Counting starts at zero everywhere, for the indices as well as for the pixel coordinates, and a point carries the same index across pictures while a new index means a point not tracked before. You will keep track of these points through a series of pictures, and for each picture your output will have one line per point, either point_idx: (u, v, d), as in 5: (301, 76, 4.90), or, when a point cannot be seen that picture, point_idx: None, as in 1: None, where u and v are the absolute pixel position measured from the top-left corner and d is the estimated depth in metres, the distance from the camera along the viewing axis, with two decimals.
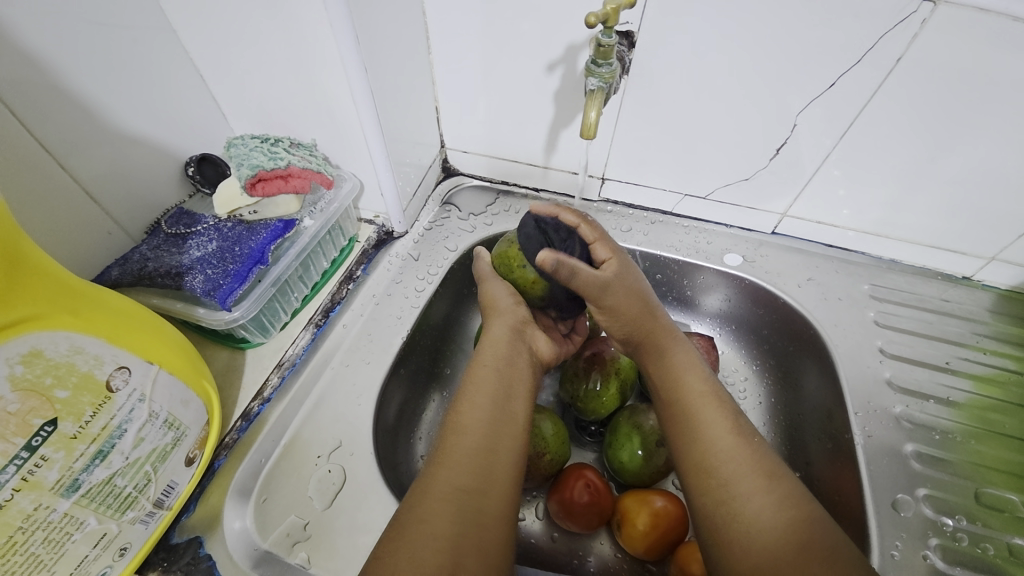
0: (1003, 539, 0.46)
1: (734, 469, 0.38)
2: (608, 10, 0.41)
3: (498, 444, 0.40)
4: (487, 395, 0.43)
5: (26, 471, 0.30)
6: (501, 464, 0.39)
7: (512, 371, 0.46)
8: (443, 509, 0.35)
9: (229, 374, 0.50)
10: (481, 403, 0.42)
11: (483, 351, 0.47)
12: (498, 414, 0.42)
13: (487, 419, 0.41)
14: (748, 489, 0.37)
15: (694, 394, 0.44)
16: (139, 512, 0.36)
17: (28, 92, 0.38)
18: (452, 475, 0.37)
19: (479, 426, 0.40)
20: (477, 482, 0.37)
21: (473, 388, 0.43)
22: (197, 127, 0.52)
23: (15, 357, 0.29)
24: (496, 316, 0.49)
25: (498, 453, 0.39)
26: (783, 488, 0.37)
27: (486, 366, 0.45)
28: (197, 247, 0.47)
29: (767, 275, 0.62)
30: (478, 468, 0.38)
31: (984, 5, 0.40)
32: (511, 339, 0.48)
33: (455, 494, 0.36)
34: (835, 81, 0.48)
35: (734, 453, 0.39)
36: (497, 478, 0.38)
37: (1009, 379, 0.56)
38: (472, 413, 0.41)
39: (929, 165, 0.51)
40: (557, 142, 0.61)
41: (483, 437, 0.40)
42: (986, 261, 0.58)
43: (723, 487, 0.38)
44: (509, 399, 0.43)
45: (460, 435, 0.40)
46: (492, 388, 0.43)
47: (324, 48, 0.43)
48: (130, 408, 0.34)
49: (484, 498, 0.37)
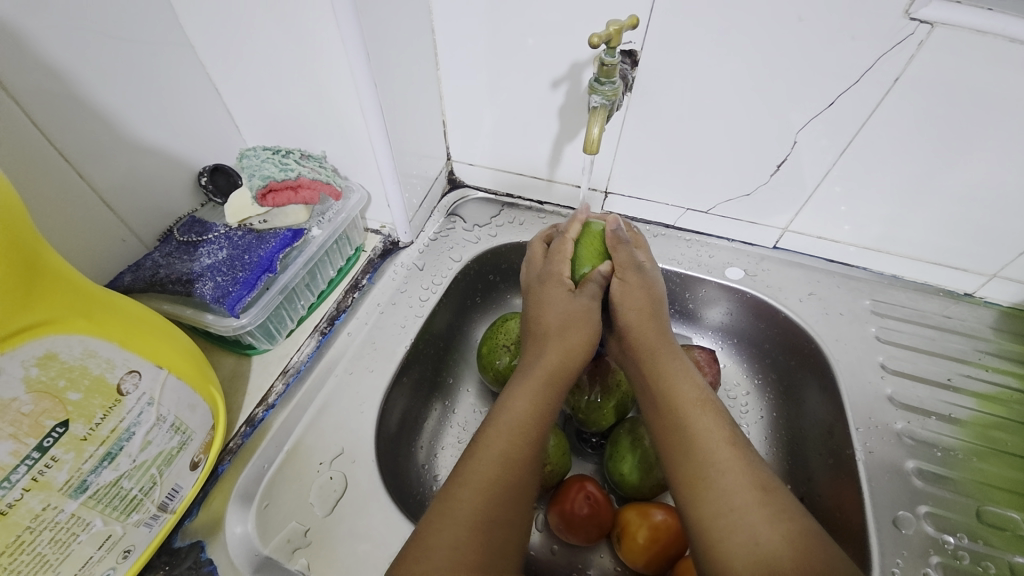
0: (1005, 558, 0.46)
1: (734, 481, 0.38)
2: (611, 30, 0.42)
3: (528, 471, 0.40)
4: (521, 416, 0.42)
5: (37, 471, 0.30)
6: (526, 495, 0.39)
7: (555, 390, 0.45)
8: (465, 535, 0.35)
9: (234, 380, 0.51)
10: (513, 426, 0.41)
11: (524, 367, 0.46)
12: (532, 437, 0.41)
13: (519, 444, 0.41)
14: (738, 505, 0.37)
15: (690, 410, 0.43)
16: (143, 514, 0.37)
17: (50, 103, 0.40)
18: (474, 501, 0.37)
19: (506, 451, 0.40)
20: (498, 511, 0.37)
21: (502, 410, 0.43)
22: (211, 139, 0.54)
23: (31, 360, 0.30)
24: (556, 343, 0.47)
25: (525, 481, 0.40)
26: (773, 502, 0.37)
27: (523, 383, 0.45)
28: (208, 255, 0.48)
29: (768, 289, 0.63)
30: (505, 494, 0.38)
31: (980, 27, 0.41)
32: (568, 364, 0.46)
33: (480, 522, 0.36)
34: (833, 100, 0.49)
35: (732, 465, 0.39)
36: (521, 507, 0.39)
37: (1012, 397, 0.55)
38: (499, 434, 0.41)
39: (928, 182, 0.52)
40: (561, 156, 0.62)
41: (519, 462, 0.40)
42: (988, 278, 0.59)
43: (717, 502, 0.38)
44: (546, 423, 0.43)
45: (486, 456, 0.40)
46: (526, 410, 0.43)
47: (337, 63, 0.44)
48: (139, 411, 0.35)
49: (509, 528, 0.37)
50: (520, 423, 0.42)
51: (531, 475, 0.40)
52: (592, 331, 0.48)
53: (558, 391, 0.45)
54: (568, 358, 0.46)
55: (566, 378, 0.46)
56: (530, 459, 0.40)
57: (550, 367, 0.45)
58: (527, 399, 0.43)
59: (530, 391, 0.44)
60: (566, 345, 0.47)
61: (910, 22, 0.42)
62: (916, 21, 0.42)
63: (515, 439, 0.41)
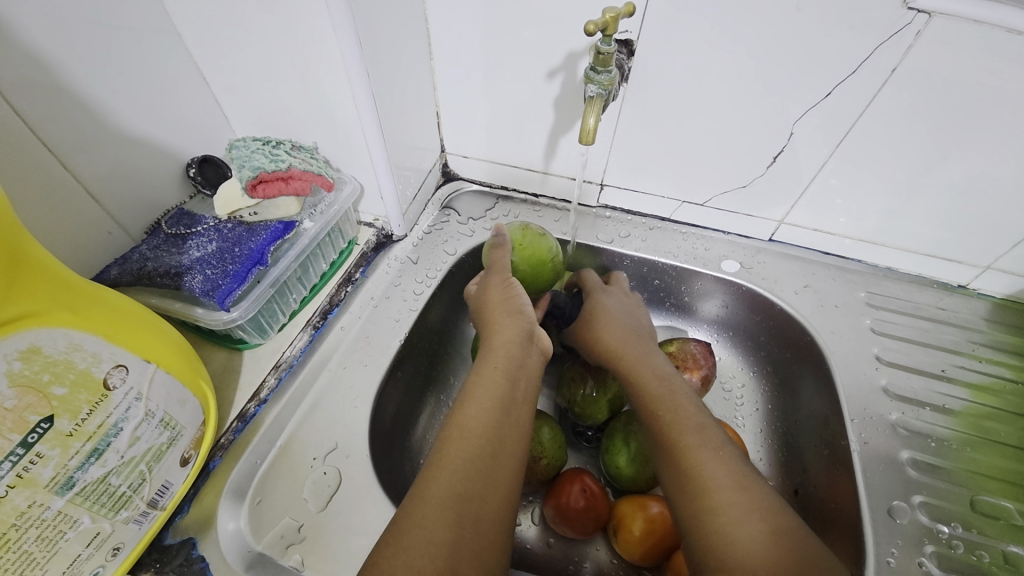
0: (999, 546, 0.46)
1: (716, 476, 0.38)
2: (607, 18, 0.41)
3: (500, 451, 0.39)
4: (492, 397, 0.41)
5: (21, 468, 0.29)
6: (502, 471, 0.38)
7: (521, 373, 0.44)
8: (438, 515, 0.34)
9: (226, 375, 0.50)
10: (482, 405, 0.41)
11: (487, 351, 0.45)
12: (502, 418, 0.40)
13: (489, 424, 0.40)
14: (727, 499, 0.37)
15: (669, 405, 0.44)
16: (133, 511, 0.36)
17: (31, 90, 0.39)
18: (447, 479, 0.36)
19: (477, 433, 0.39)
20: (468, 485, 0.36)
21: (472, 390, 0.42)
22: (200, 129, 0.53)
23: (14, 354, 0.29)
24: (503, 315, 0.48)
25: (498, 456, 0.38)
26: (757, 498, 0.37)
27: (492, 366, 0.44)
28: (196, 248, 0.47)
29: (764, 281, 0.63)
30: (479, 472, 0.37)
31: (977, 17, 0.41)
32: (521, 337, 0.46)
33: (451, 500, 0.35)
34: (831, 90, 0.48)
35: (712, 460, 0.39)
36: (497, 484, 0.37)
37: (1005, 388, 0.56)
38: (470, 415, 0.40)
39: (923, 174, 0.52)
40: (556, 149, 0.62)
41: (487, 437, 0.39)
42: (982, 270, 0.59)
43: (706, 496, 0.38)
44: (517, 404, 0.42)
45: (456, 438, 0.38)
46: (496, 391, 0.42)
47: (328, 51, 0.43)
48: (126, 407, 0.34)
49: (482, 504, 0.36)
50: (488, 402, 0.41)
51: (505, 454, 0.39)
52: (523, 312, 0.48)
53: (518, 366, 0.44)
54: (512, 340, 0.46)
55: (526, 359, 0.46)
56: (501, 433, 0.40)
57: (498, 352, 0.45)
58: (495, 381, 0.42)
59: (493, 370, 0.43)
60: (501, 318, 0.48)
61: (908, 12, 0.42)
62: (914, 11, 0.42)
63: (487, 421, 0.40)
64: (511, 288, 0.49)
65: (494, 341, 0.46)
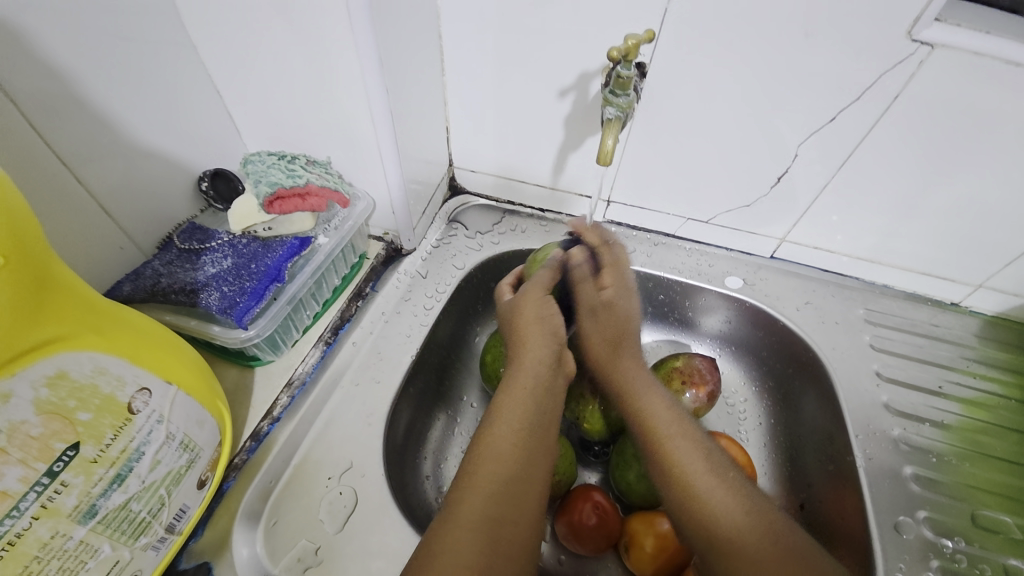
0: (999, 560, 0.48)
1: (726, 501, 0.39)
2: (629, 45, 0.42)
3: (530, 470, 0.39)
4: (521, 419, 0.42)
5: (46, 498, 0.29)
6: (530, 493, 0.38)
7: (548, 398, 0.45)
8: (470, 538, 0.34)
9: (238, 393, 0.49)
10: (513, 427, 0.41)
11: (514, 372, 0.45)
12: (532, 440, 0.41)
13: (519, 446, 0.40)
14: (739, 523, 0.38)
15: (675, 430, 0.44)
16: (151, 537, 0.35)
17: (47, 103, 0.38)
18: (479, 502, 0.36)
19: (507, 453, 0.39)
20: (499, 508, 0.36)
21: (501, 410, 0.42)
22: (212, 141, 0.52)
23: (41, 380, 0.28)
24: (533, 333, 0.47)
25: (528, 479, 0.39)
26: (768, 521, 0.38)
27: (518, 387, 0.44)
28: (211, 263, 0.46)
29: (766, 298, 0.64)
30: (508, 494, 0.37)
31: (976, 50, 0.43)
32: (549, 360, 0.46)
33: (484, 523, 0.35)
34: (835, 116, 0.50)
35: (722, 485, 0.40)
36: (525, 506, 0.38)
37: (998, 403, 0.58)
38: (500, 436, 0.40)
39: (919, 198, 0.54)
40: (565, 165, 0.62)
41: (521, 460, 0.39)
42: (974, 288, 0.61)
43: (716, 522, 0.38)
44: (544, 429, 0.43)
45: (487, 460, 0.39)
46: (524, 412, 0.42)
47: (348, 67, 0.44)
48: (148, 430, 0.33)
49: (513, 528, 0.36)
50: (517, 426, 0.41)
51: (534, 475, 0.40)
52: (556, 329, 0.48)
53: (547, 392, 0.45)
54: (542, 364, 0.46)
55: (554, 384, 0.46)
56: (532, 455, 0.40)
57: (526, 374, 0.45)
58: (523, 404, 0.43)
59: (522, 393, 0.43)
60: (529, 337, 0.47)
61: (912, 43, 0.44)
62: (917, 43, 0.44)
63: (518, 442, 0.40)
64: (548, 306, 0.49)
65: (521, 361, 0.46)
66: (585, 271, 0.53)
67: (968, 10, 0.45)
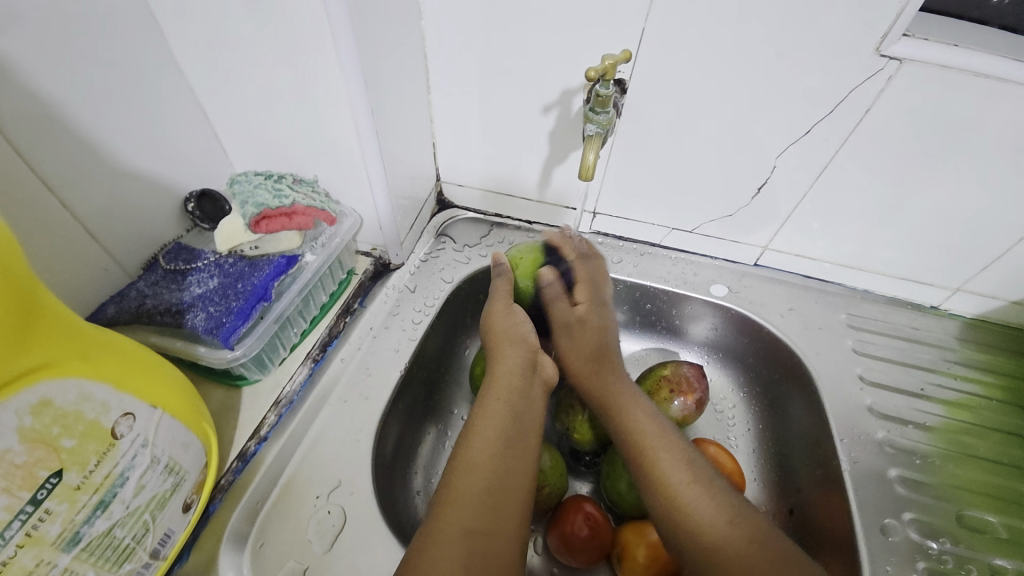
0: (986, 560, 0.48)
1: (708, 508, 0.41)
2: (606, 65, 0.44)
3: (507, 478, 0.40)
4: (496, 430, 0.42)
5: (30, 526, 0.28)
6: (507, 501, 0.39)
7: (524, 406, 0.45)
8: (451, 550, 0.34)
9: (225, 413, 0.49)
10: (489, 437, 0.41)
11: (490, 384, 0.46)
12: (507, 449, 0.41)
13: (495, 457, 0.40)
14: (721, 529, 0.39)
15: (656, 439, 0.45)
16: (136, 563, 0.35)
17: (31, 129, 0.38)
18: (457, 514, 0.36)
19: (484, 464, 0.40)
20: (477, 519, 0.37)
21: (478, 421, 0.43)
22: (200, 161, 0.53)
23: (25, 408, 0.28)
24: (507, 345, 0.48)
25: (503, 486, 0.39)
26: (746, 524, 0.40)
27: (494, 397, 0.44)
28: (197, 284, 0.47)
29: (751, 305, 0.65)
30: (485, 504, 0.37)
31: (944, 62, 0.44)
32: (524, 370, 0.47)
33: (462, 534, 0.35)
34: (809, 128, 0.52)
35: (702, 493, 0.42)
36: (502, 515, 0.38)
37: (980, 404, 0.59)
38: (476, 447, 0.41)
39: (895, 205, 0.56)
40: (551, 178, 0.63)
41: (496, 469, 0.40)
42: (952, 292, 0.63)
43: (699, 530, 0.40)
44: (521, 438, 0.43)
45: (463, 472, 0.39)
46: (499, 421, 0.43)
47: (334, 87, 0.44)
48: (133, 454, 0.33)
49: (490, 538, 0.36)
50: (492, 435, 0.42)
51: (512, 482, 0.40)
52: (529, 338, 0.49)
53: (522, 400, 0.45)
54: (517, 375, 0.47)
55: (529, 393, 0.47)
56: (508, 463, 0.41)
57: (501, 385, 0.45)
58: (499, 414, 0.43)
59: (497, 403, 0.44)
60: (504, 348, 0.48)
61: (879, 59, 0.45)
62: (885, 58, 0.45)
63: (492, 452, 0.41)
64: (517, 318, 0.50)
65: (499, 372, 0.47)
66: (558, 291, 0.52)
67: (935, 24, 0.46)
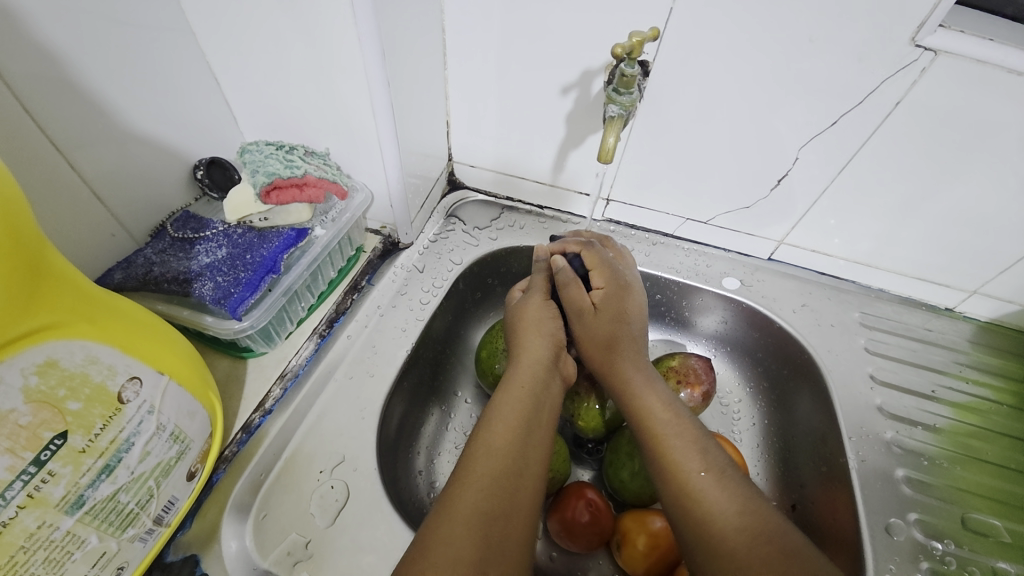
0: (988, 562, 0.48)
1: (723, 499, 0.39)
2: (633, 41, 0.42)
3: (526, 465, 0.39)
4: (517, 415, 0.41)
5: (33, 486, 0.28)
6: (525, 487, 0.38)
7: (546, 394, 0.45)
8: (466, 533, 0.34)
9: (230, 384, 0.49)
10: (511, 423, 0.41)
11: (513, 373, 0.45)
12: (526, 437, 0.41)
13: (515, 444, 0.40)
14: (733, 518, 0.37)
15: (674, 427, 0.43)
16: (139, 529, 0.35)
17: (40, 88, 0.37)
18: (473, 497, 0.36)
19: (504, 449, 0.39)
20: (495, 505, 0.36)
21: (500, 407, 0.42)
22: (210, 128, 0.52)
23: (31, 367, 0.28)
24: (533, 335, 0.48)
25: (521, 473, 0.39)
26: (761, 516, 0.38)
27: (517, 385, 0.44)
28: (205, 253, 0.46)
29: (763, 299, 0.64)
30: (502, 488, 0.37)
31: (981, 57, 0.43)
32: (546, 359, 0.46)
33: (478, 518, 0.35)
34: (836, 119, 0.50)
35: (717, 483, 0.40)
36: (520, 501, 0.37)
37: (990, 408, 0.58)
38: (496, 433, 0.40)
39: (917, 204, 0.54)
40: (566, 162, 0.62)
41: (516, 455, 0.39)
42: (968, 294, 0.61)
43: (709, 518, 0.38)
44: (541, 427, 0.42)
45: (482, 455, 0.39)
46: (521, 409, 0.42)
47: (349, 57, 0.43)
48: (139, 420, 0.33)
49: (507, 523, 0.36)
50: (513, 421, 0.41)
51: (530, 470, 0.39)
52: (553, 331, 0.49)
53: (544, 390, 0.45)
54: (539, 365, 0.46)
55: (549, 386, 0.45)
56: (528, 452, 0.40)
57: (524, 373, 0.45)
58: (522, 400, 0.43)
59: (519, 390, 0.43)
60: (528, 337, 0.48)
61: (915, 49, 0.44)
62: (920, 48, 0.44)
63: (512, 436, 0.40)
64: (547, 311, 0.50)
65: (524, 360, 0.46)
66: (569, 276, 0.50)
67: (971, 17, 0.45)
